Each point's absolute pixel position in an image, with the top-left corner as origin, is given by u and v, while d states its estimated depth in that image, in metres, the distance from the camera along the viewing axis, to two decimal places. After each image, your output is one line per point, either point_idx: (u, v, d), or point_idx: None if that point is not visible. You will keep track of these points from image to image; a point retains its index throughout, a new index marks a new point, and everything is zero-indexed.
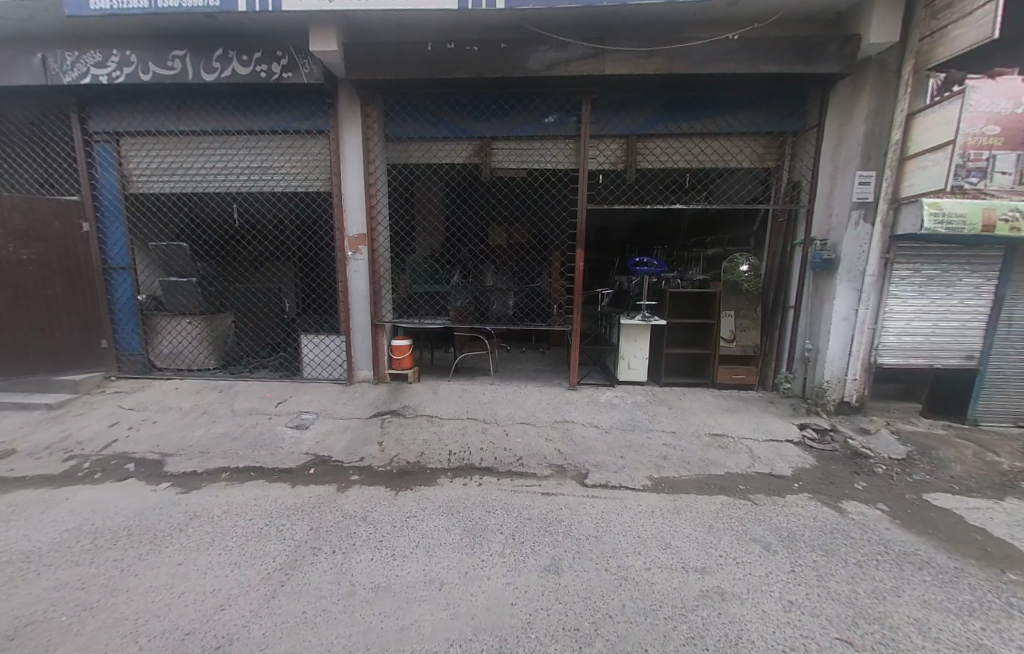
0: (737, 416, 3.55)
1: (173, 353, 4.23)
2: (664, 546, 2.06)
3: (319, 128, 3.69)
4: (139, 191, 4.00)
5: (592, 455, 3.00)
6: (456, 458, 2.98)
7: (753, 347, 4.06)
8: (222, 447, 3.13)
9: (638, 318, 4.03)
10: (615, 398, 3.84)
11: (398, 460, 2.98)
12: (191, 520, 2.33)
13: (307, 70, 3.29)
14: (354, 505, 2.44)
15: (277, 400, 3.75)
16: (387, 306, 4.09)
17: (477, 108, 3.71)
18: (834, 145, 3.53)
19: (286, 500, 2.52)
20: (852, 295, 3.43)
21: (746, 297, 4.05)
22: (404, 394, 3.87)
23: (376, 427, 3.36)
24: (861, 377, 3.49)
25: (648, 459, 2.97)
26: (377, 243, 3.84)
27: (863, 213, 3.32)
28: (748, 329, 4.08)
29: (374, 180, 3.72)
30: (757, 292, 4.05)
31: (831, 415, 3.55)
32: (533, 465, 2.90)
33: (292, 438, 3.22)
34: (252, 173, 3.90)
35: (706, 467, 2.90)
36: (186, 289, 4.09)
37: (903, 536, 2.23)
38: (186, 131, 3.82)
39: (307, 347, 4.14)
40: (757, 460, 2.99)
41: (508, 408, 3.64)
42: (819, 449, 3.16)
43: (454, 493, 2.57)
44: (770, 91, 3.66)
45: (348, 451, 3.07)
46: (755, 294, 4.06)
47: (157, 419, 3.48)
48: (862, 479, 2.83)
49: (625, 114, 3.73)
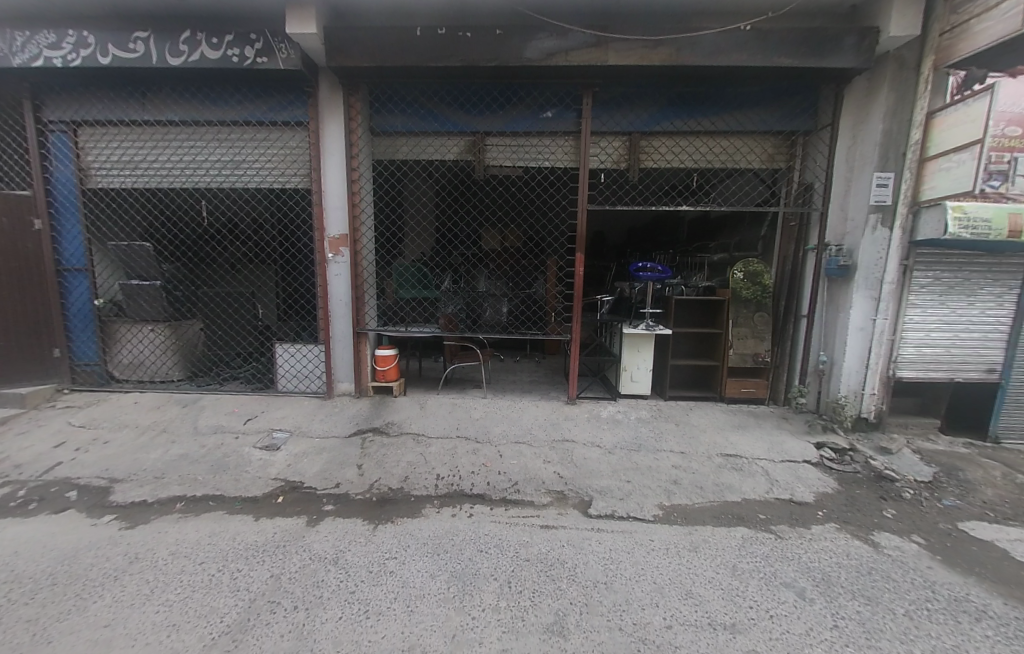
0: (749, 434, 3.29)
1: (133, 362, 3.84)
2: (684, 595, 1.78)
3: (298, 119, 3.39)
4: (98, 185, 3.64)
5: (595, 480, 2.71)
6: (444, 483, 2.67)
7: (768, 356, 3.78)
8: (179, 472, 2.77)
9: (641, 327, 3.74)
10: (618, 414, 3.56)
11: (378, 486, 2.66)
12: (130, 565, 1.98)
13: (284, 55, 3.00)
14: (324, 545, 2.11)
15: (247, 417, 3.39)
16: (371, 313, 3.77)
17: (470, 100, 3.46)
18: (849, 145, 3.33)
19: (246, 539, 2.18)
20: (869, 303, 3.19)
21: (760, 306, 3.80)
22: (388, 409, 3.54)
23: (356, 448, 3.03)
24: (879, 392, 3.25)
25: (657, 484, 2.68)
26: (360, 245, 3.53)
27: (880, 217, 3.10)
28: (763, 338, 3.78)
29: (357, 176, 3.44)
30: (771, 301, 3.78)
31: (848, 432, 3.29)
32: (531, 492, 2.60)
33: (260, 461, 2.87)
34: (223, 168, 3.56)
35: (721, 494, 2.62)
36: (148, 294, 3.72)
37: (948, 577, 1.98)
38: (151, 120, 3.48)
39: (282, 356, 3.79)
40: (775, 485, 2.72)
41: (501, 425, 3.34)
42: (839, 471, 2.91)
43: (442, 528, 2.26)
44: (780, 89, 3.45)
45: (322, 477, 2.74)
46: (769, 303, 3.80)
47: (109, 439, 3.10)
48: (891, 506, 2.58)
49: (628, 110, 3.49)
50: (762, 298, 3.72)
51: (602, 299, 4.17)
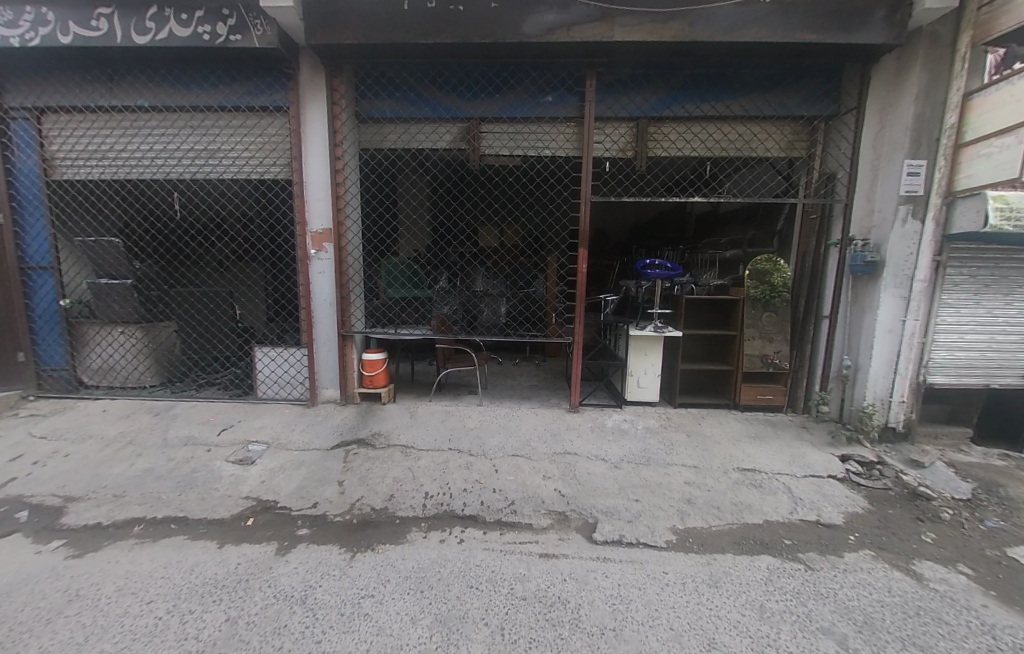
0: (767, 445, 3.02)
1: (104, 367, 3.58)
2: (706, 645, 1.51)
3: (276, 104, 3.12)
4: (63, 177, 3.35)
5: (600, 499, 2.44)
6: (433, 503, 2.41)
7: (784, 357, 3.45)
8: (142, 490, 2.52)
9: (649, 329, 3.47)
10: (624, 423, 3.29)
11: (360, 506, 2.40)
12: (68, 605, 1.72)
13: (258, 32, 2.75)
14: (292, 581, 1.85)
15: (222, 427, 3.13)
16: (358, 314, 3.50)
17: (463, 84, 3.20)
18: (877, 130, 3.05)
19: (204, 571, 1.92)
20: (899, 304, 2.92)
21: (770, 305, 3.47)
22: (375, 418, 3.28)
23: (337, 462, 2.77)
24: (908, 399, 2.98)
25: (669, 504, 2.41)
26: (345, 240, 3.26)
27: (911, 208, 2.82)
28: (782, 336, 3.48)
29: (342, 165, 3.16)
30: (783, 299, 3.43)
31: (875, 444, 3.02)
32: (529, 513, 2.34)
33: (231, 478, 2.62)
34: (196, 157, 3.28)
35: (740, 515, 2.35)
36: (120, 293, 3.45)
37: (1009, 619, 1.71)
38: (118, 106, 3.21)
39: (261, 360, 3.54)
40: (799, 504, 2.46)
41: (497, 437, 3.08)
42: (868, 488, 2.64)
43: (427, 557, 2.00)
44: (800, 70, 3.18)
45: (298, 496, 2.48)
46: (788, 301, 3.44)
47: (70, 452, 2.85)
48: (928, 529, 2.31)
49: (635, 93, 3.23)
50: (771, 297, 3.40)
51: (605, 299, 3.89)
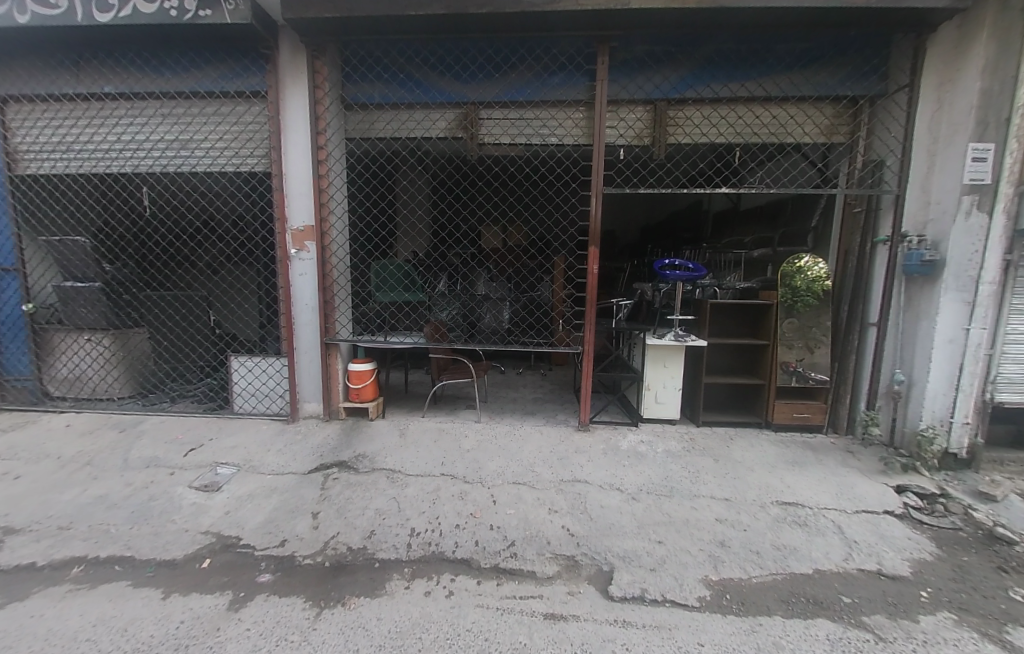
0: (808, 474, 2.63)
1: (71, 377, 3.32)
2: None
3: (253, 88, 2.83)
4: (27, 171, 3.13)
5: (615, 540, 2.07)
6: (419, 542, 2.06)
7: (809, 365, 3.08)
8: (91, 521, 2.20)
9: (667, 338, 3.10)
10: (641, 446, 2.92)
11: (335, 544, 2.06)
12: None
13: (230, 6, 2.46)
14: (239, 649, 1.49)
15: (191, 447, 2.82)
16: (344, 320, 3.17)
17: (460, 64, 2.90)
18: (933, 111, 2.64)
19: (138, 633, 1.56)
20: (962, 310, 2.50)
21: (794, 311, 3.08)
22: (362, 437, 2.96)
23: (314, 489, 2.45)
24: (975, 420, 2.55)
25: (698, 548, 2.03)
26: (328, 239, 2.94)
27: (976, 199, 2.41)
28: (804, 343, 3.09)
29: (325, 155, 2.85)
30: (808, 303, 3.02)
31: (934, 472, 2.60)
32: (531, 556, 1.98)
33: (192, 508, 2.30)
34: (168, 147, 3.00)
35: (784, 564, 1.95)
36: (88, 297, 3.19)
37: None
38: (84, 94, 2.95)
39: (238, 371, 3.25)
40: (854, 549, 2.06)
41: (497, 460, 2.73)
42: (933, 527, 2.22)
43: (407, 616, 1.64)
44: (839, 46, 2.82)
45: (264, 532, 2.14)
46: (811, 306, 3.05)
47: (19, 473, 2.53)
48: (1017, 582, 1.87)
49: (652, 74, 2.89)
50: (794, 302, 3.02)
51: (618, 304, 3.51)
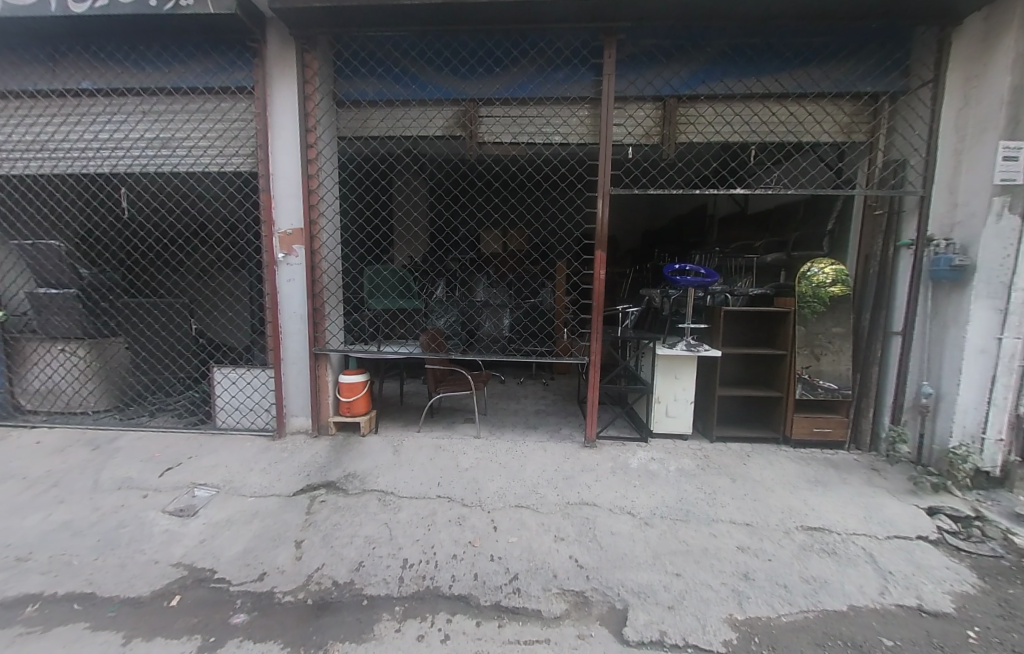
0: (831, 495, 2.45)
1: (44, 389, 3.18)
2: None
3: (239, 84, 2.69)
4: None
5: (626, 573, 1.88)
6: (411, 575, 1.86)
7: (815, 372, 2.92)
8: (52, 549, 1.98)
9: (678, 348, 2.92)
10: (651, 464, 2.74)
11: (319, 577, 1.86)
12: None
13: None
14: None
15: (167, 467, 2.63)
16: (335, 329, 3.00)
17: (459, 60, 2.76)
18: (959, 108, 2.49)
19: None
20: (994, 319, 2.32)
21: (800, 316, 2.92)
22: (353, 455, 2.78)
23: (299, 514, 2.26)
24: (1009, 436, 2.37)
25: (720, 582, 1.83)
26: (318, 242, 2.78)
27: (1008, 200, 2.23)
28: (810, 350, 2.93)
29: (315, 153, 2.69)
30: (822, 309, 2.88)
31: (966, 492, 2.41)
32: (536, 591, 1.78)
33: (164, 535, 2.10)
34: (148, 145, 2.84)
35: (816, 600, 1.74)
36: (62, 306, 3.06)
37: None
38: (60, 90, 2.80)
39: (221, 383, 3.07)
40: (890, 582, 1.84)
41: (497, 480, 2.55)
42: (971, 555, 2.01)
43: None
44: (856, 41, 2.69)
45: (241, 563, 1.93)
46: (821, 313, 2.91)
47: None
48: None
49: (660, 69, 2.76)
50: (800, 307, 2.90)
51: (625, 312, 3.35)
